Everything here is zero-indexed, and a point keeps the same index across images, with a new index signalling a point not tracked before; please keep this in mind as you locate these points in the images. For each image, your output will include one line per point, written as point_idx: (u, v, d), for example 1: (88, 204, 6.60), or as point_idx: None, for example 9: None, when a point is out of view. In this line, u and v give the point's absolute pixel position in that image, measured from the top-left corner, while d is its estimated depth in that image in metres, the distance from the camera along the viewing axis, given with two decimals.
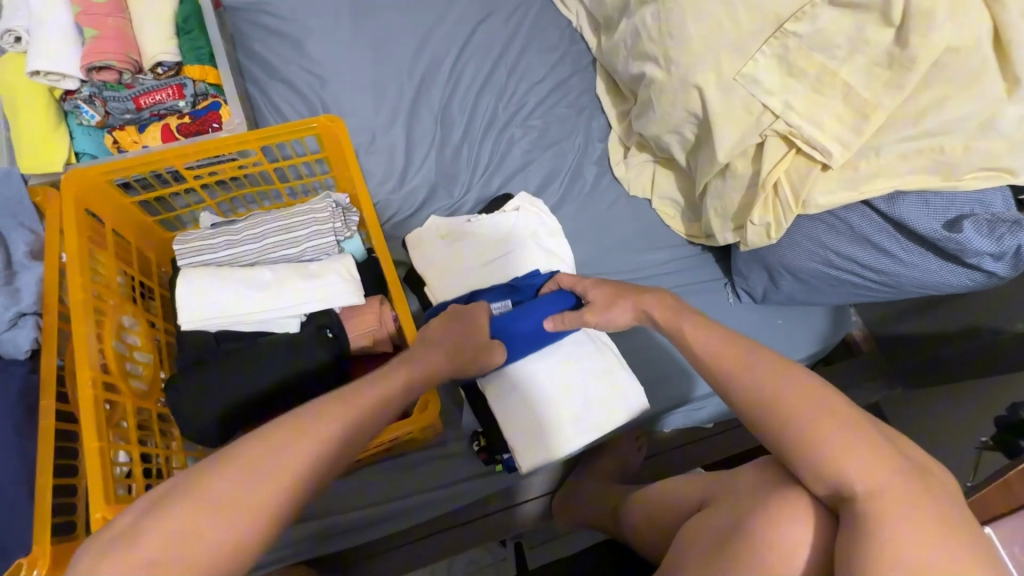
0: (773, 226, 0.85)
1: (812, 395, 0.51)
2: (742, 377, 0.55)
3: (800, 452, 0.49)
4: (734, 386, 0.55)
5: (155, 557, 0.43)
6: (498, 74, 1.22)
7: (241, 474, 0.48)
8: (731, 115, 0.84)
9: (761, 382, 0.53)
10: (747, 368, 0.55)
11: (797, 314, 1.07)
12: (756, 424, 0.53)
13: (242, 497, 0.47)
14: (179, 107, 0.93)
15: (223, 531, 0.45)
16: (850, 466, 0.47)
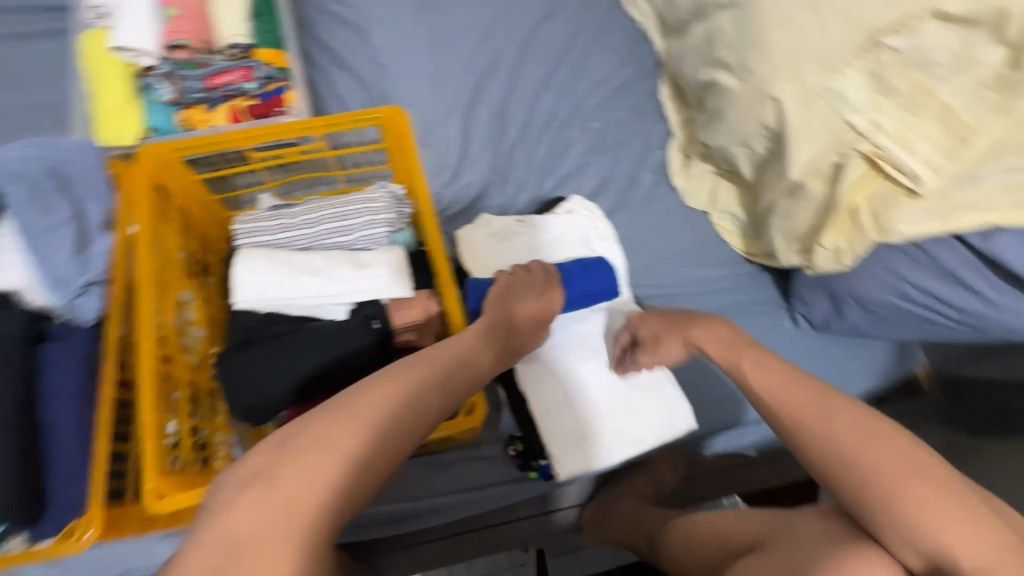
0: (845, 252, 0.80)
1: (902, 454, 0.53)
2: (827, 432, 0.55)
3: (895, 522, 0.52)
4: (818, 438, 0.56)
5: (284, 498, 0.47)
6: (559, 73, 1.19)
7: (342, 423, 0.52)
8: (810, 131, 0.79)
9: None
10: (831, 420, 0.56)
11: (858, 345, 1.01)
12: None
13: (343, 436, 0.51)
14: (247, 89, 0.93)
15: (332, 472, 0.49)
16: (945, 536, 0.49)
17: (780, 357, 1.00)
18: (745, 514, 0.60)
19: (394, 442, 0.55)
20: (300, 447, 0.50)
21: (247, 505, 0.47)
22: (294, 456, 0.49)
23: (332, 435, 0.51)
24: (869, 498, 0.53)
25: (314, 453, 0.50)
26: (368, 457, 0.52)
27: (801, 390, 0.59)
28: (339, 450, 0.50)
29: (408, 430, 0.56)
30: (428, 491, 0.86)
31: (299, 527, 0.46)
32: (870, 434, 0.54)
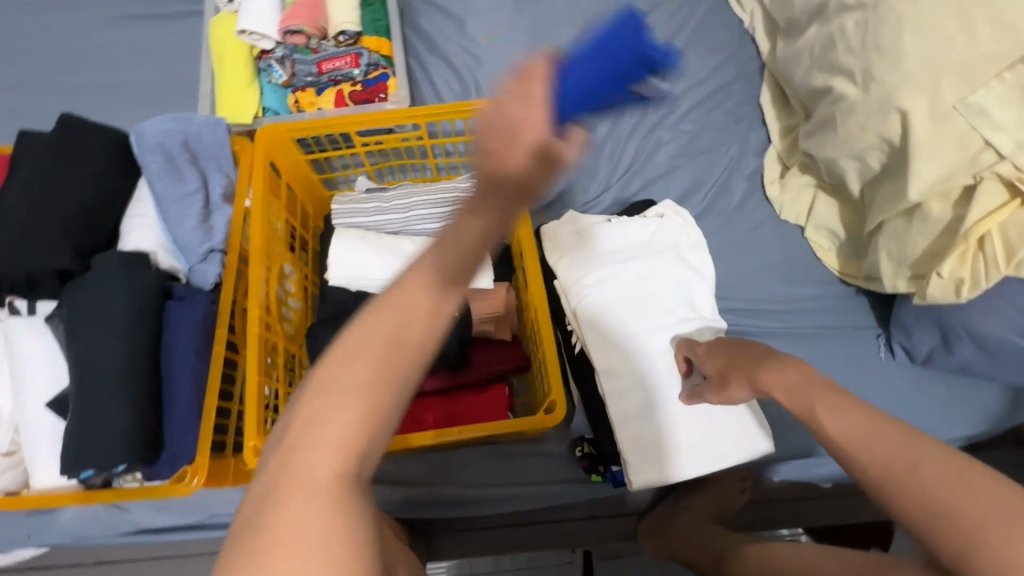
0: (967, 283, 0.73)
1: (1007, 504, 0.42)
2: (914, 477, 0.46)
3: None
4: (901, 488, 0.46)
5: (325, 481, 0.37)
6: (655, 71, 1.16)
7: (330, 391, 0.37)
8: (940, 148, 0.73)
9: (939, 484, 0.44)
10: (918, 468, 0.46)
11: (964, 386, 0.92)
12: (929, 535, 0.44)
13: (342, 407, 0.37)
14: (353, 75, 0.98)
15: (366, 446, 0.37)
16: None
17: (871, 388, 0.93)
18: (830, 553, 0.57)
19: (390, 412, 0.37)
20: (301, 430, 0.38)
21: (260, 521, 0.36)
22: (298, 443, 0.37)
23: (325, 413, 0.37)
24: (971, 555, 0.42)
25: (316, 441, 0.37)
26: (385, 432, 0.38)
27: (884, 431, 0.49)
28: (345, 431, 0.37)
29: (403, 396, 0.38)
30: (492, 479, 0.87)
31: (339, 519, 0.36)
32: (971, 476, 0.44)
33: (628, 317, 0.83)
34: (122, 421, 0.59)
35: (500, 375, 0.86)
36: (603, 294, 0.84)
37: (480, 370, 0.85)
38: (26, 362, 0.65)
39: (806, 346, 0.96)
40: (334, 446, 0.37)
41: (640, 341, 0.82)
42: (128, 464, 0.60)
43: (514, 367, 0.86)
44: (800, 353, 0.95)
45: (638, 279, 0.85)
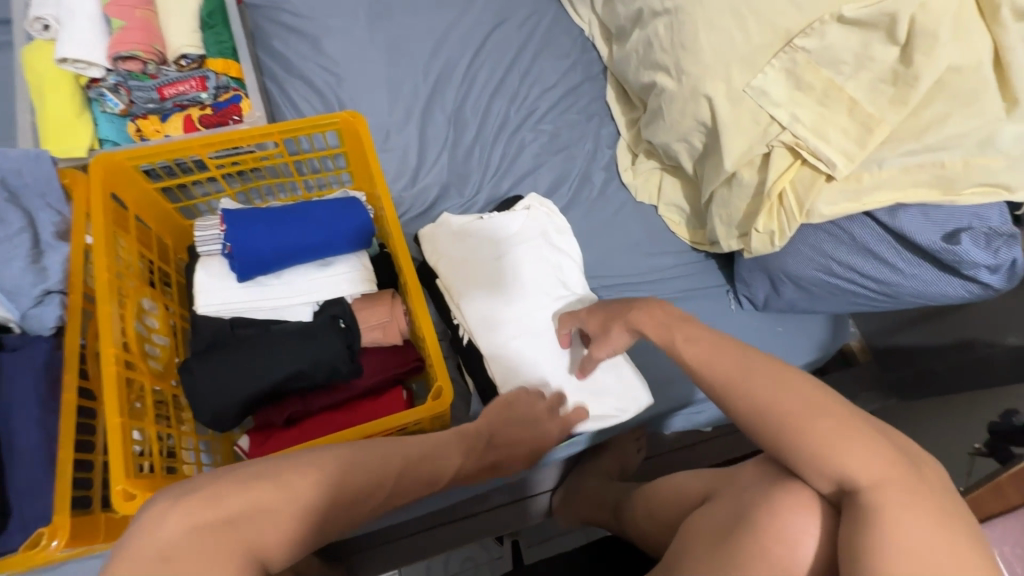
0: (777, 234, 0.87)
1: (808, 396, 0.51)
2: (742, 385, 0.53)
3: (802, 449, 0.49)
4: (734, 392, 0.54)
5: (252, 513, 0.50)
6: (511, 78, 1.25)
7: (309, 460, 0.56)
8: (738, 124, 0.86)
9: (765, 386, 0.52)
10: (751, 375, 0.54)
11: (798, 323, 1.09)
12: (760, 433, 0.52)
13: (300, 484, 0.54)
14: (201, 99, 0.94)
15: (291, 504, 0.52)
16: (853, 458, 0.47)
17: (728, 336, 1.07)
18: (698, 474, 0.65)
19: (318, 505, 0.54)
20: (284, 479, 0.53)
21: (202, 511, 0.49)
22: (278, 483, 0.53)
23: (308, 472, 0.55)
24: (783, 437, 0.50)
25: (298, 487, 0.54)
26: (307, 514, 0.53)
27: (718, 355, 0.57)
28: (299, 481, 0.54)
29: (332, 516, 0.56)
30: None
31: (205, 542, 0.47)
32: (785, 380, 0.52)
33: (513, 309, 0.90)
34: None
35: (395, 380, 0.87)
36: (486, 290, 0.90)
37: (374, 377, 0.85)
38: None
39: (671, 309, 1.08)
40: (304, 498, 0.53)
41: (526, 328, 0.89)
42: None
43: (408, 369, 0.87)
44: None
45: (518, 270, 0.92)
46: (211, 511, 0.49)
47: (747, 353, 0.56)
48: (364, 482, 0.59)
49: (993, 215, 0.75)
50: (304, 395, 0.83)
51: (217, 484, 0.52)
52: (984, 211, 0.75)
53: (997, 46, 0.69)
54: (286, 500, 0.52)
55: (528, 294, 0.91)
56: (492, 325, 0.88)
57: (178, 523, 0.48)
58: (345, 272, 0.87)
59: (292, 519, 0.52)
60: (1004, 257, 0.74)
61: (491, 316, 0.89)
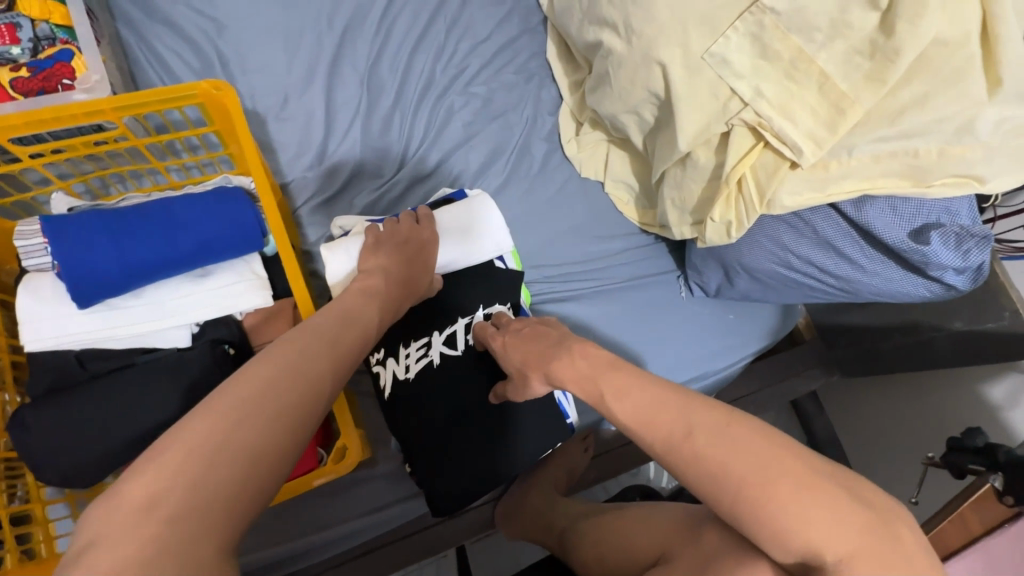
0: (734, 225, 0.78)
1: (764, 455, 0.42)
2: (689, 443, 0.45)
3: (760, 521, 0.41)
4: (682, 453, 0.45)
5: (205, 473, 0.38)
6: (436, 28, 1.05)
7: (250, 372, 0.45)
8: (696, 99, 0.75)
9: (714, 445, 0.43)
10: (693, 432, 0.45)
11: (748, 309, 1.04)
12: (708, 500, 0.44)
13: (238, 399, 0.42)
14: (12, 55, 0.72)
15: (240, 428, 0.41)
16: (818, 530, 0.39)
17: (675, 325, 1.01)
18: (648, 519, 0.58)
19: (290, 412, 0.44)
20: (181, 460, 0.38)
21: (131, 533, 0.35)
22: (157, 482, 0.37)
23: (213, 420, 0.41)
24: (740, 510, 0.42)
25: (176, 458, 0.38)
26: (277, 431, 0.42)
27: (669, 403, 0.48)
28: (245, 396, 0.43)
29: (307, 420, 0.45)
30: (322, 522, 0.81)
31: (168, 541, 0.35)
32: (734, 433, 0.44)
33: (443, 342, 0.73)
34: None
35: None
36: None
37: None
38: None
39: (617, 301, 1.00)
40: (212, 471, 0.38)
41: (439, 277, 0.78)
42: None
43: None
44: (612, 308, 0.99)
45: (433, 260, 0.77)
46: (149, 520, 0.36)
47: (701, 395, 0.48)
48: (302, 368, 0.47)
49: (963, 210, 0.70)
50: None
51: (126, 505, 0.37)
52: (954, 206, 0.69)
53: (986, 16, 0.60)
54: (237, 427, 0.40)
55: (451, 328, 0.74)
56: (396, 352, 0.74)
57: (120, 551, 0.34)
58: (228, 283, 0.70)
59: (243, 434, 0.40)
60: (973, 259, 0.69)
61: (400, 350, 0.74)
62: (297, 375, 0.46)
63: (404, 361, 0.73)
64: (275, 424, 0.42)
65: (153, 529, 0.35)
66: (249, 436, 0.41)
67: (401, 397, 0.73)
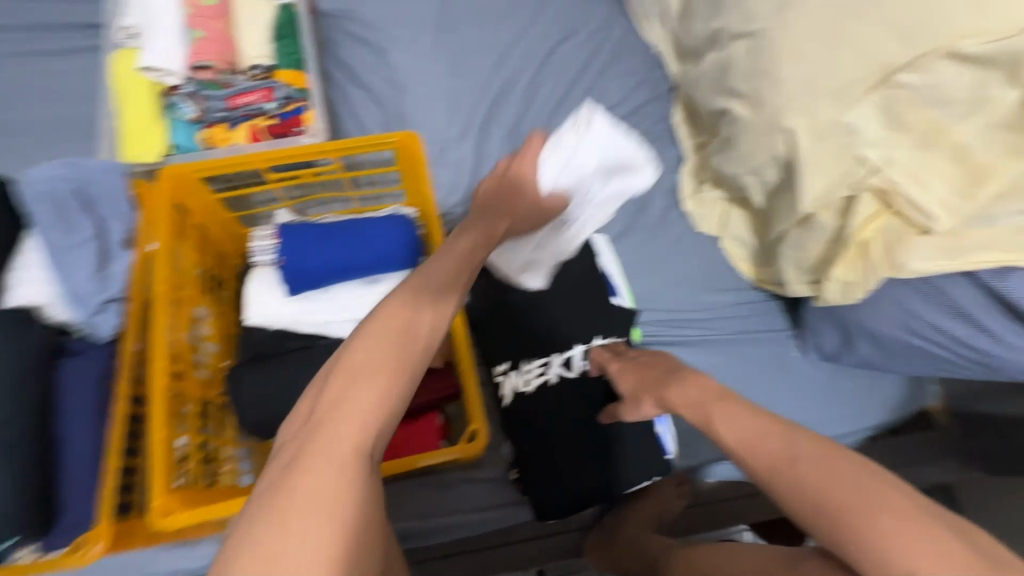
0: (857, 285, 0.79)
1: (864, 484, 0.46)
2: (792, 469, 0.49)
3: (862, 547, 0.44)
4: (784, 479, 0.50)
5: (331, 426, 0.49)
6: (574, 95, 1.21)
7: (360, 343, 0.53)
8: (823, 164, 0.79)
9: (816, 472, 0.48)
10: (796, 460, 0.50)
11: (868, 379, 1.00)
12: (808, 524, 0.48)
13: (354, 360, 0.52)
14: (268, 109, 0.97)
15: (356, 389, 0.50)
16: (923, 561, 0.41)
17: (786, 384, 1.00)
18: (746, 555, 0.59)
19: (393, 371, 0.52)
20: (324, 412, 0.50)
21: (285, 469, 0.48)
22: (306, 425, 0.50)
23: (339, 384, 0.51)
24: (841, 535, 0.45)
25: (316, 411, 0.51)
26: (381, 392, 0.51)
27: (771, 432, 0.53)
28: (358, 362, 0.52)
29: (408, 372, 0.53)
30: (434, 511, 0.87)
31: (310, 479, 0.47)
32: (837, 464, 0.48)
33: (561, 364, 0.83)
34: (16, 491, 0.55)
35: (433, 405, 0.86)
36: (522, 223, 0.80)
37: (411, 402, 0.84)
38: None
39: (725, 352, 1.01)
40: (340, 423, 0.49)
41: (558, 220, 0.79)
42: (19, 536, 0.56)
43: (446, 395, 0.86)
44: (720, 358, 1.01)
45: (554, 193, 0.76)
46: (299, 460, 0.48)
47: (802, 429, 0.53)
48: (397, 337, 0.53)
49: None
50: None
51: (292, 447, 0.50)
52: None
53: None
54: (351, 389, 0.50)
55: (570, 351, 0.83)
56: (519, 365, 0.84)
57: (278, 485, 0.47)
58: (392, 290, 0.85)
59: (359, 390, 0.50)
60: None
61: (523, 365, 0.83)
62: (392, 336, 0.53)
63: (525, 375, 0.83)
64: (378, 383, 0.51)
65: (341, 460, 0.48)
66: (400, 381, 0.52)
67: (519, 406, 0.82)
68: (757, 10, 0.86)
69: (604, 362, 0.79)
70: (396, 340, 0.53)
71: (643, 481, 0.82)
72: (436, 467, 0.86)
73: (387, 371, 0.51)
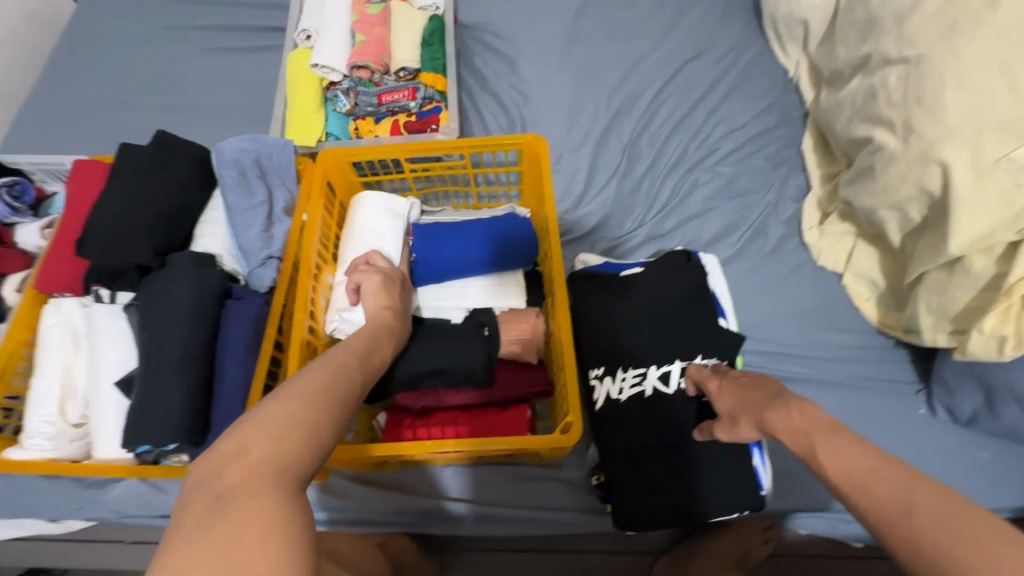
0: (1011, 341, 0.71)
1: (993, 546, 0.41)
2: (908, 520, 0.45)
3: None
4: (898, 528, 0.46)
5: (265, 457, 0.41)
6: (696, 114, 1.20)
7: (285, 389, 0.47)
8: (982, 204, 0.72)
9: (937, 525, 0.44)
10: (913, 510, 0.46)
11: (1012, 452, 0.87)
12: None
13: (288, 398, 0.45)
14: (409, 106, 1.08)
15: (290, 416, 0.44)
16: None
17: (905, 445, 0.90)
18: None
19: (334, 405, 0.47)
20: (255, 444, 0.42)
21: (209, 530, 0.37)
22: (227, 476, 0.40)
23: (270, 417, 0.44)
24: None
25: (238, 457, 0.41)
26: (322, 421, 0.45)
27: (888, 476, 0.49)
28: (293, 399, 0.45)
29: (341, 409, 0.48)
30: (511, 500, 0.89)
31: (253, 522, 0.37)
32: (963, 525, 0.43)
33: (658, 377, 0.82)
34: (182, 402, 0.65)
35: (523, 399, 0.89)
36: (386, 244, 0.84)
37: (506, 391, 0.88)
38: (98, 348, 0.71)
39: (836, 396, 0.94)
40: (278, 452, 0.42)
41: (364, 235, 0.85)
42: (177, 443, 0.66)
43: (537, 391, 0.88)
44: (828, 402, 0.93)
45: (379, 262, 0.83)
46: (221, 513, 0.38)
47: (927, 479, 0.48)
48: (325, 378, 0.49)
49: None
50: (439, 391, 0.87)
51: (206, 510, 0.38)
52: None
53: None
54: (287, 416, 0.44)
55: (669, 368, 0.82)
56: (616, 376, 0.84)
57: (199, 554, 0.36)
58: (498, 284, 0.91)
59: (299, 412, 0.44)
60: None
61: (620, 376, 0.84)
62: (321, 377, 0.49)
63: (619, 383, 0.84)
64: (318, 405, 0.46)
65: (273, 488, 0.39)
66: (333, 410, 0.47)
67: (611, 414, 0.83)
68: (918, 36, 0.81)
69: (705, 378, 0.75)
70: (323, 383, 0.49)
71: (731, 512, 0.78)
72: (521, 458, 0.88)
73: (321, 405, 0.46)
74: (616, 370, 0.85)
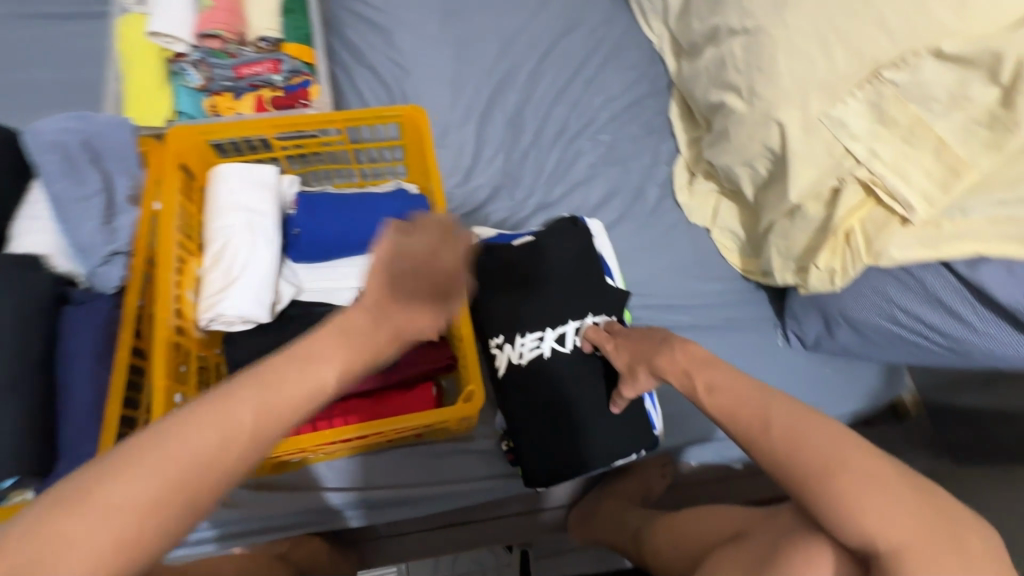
0: (839, 273, 0.84)
1: (829, 445, 0.50)
2: (764, 435, 0.52)
3: (820, 501, 0.49)
4: (757, 443, 0.53)
5: (114, 526, 0.38)
6: (574, 85, 1.24)
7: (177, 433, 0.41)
8: (811, 156, 0.83)
9: (787, 435, 0.51)
10: (768, 427, 0.52)
11: (848, 366, 1.04)
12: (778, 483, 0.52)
13: (169, 456, 0.40)
14: (274, 81, 0.98)
15: (156, 486, 0.39)
16: (869, 516, 0.47)
17: (770, 373, 1.03)
18: (729, 513, 0.69)
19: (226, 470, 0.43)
20: (111, 501, 0.38)
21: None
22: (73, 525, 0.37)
23: (140, 472, 0.39)
24: (805, 494, 0.49)
25: (92, 504, 0.38)
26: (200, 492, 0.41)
27: (749, 399, 0.55)
28: (173, 458, 0.40)
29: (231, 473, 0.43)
30: (425, 479, 0.88)
31: None
32: (808, 432, 0.51)
33: (555, 339, 0.85)
34: None
35: (426, 375, 0.87)
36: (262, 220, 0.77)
37: (407, 370, 0.85)
38: None
39: (712, 337, 1.04)
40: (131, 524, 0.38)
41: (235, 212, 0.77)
42: None
43: (438, 366, 0.86)
44: (706, 344, 1.04)
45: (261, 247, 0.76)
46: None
47: (781, 396, 0.55)
48: (229, 434, 0.42)
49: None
50: None
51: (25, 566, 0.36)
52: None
53: None
54: (155, 482, 0.39)
55: (564, 329, 0.85)
56: (516, 342, 0.86)
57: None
58: None
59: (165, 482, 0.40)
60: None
61: (520, 342, 0.85)
62: (218, 432, 0.42)
63: (520, 348, 0.85)
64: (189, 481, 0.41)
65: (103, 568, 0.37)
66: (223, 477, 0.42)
67: (515, 380, 0.85)
68: (755, 8, 0.90)
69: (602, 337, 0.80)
70: (223, 438, 0.42)
71: (630, 454, 0.84)
72: (430, 436, 0.88)
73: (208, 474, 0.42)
74: (517, 337, 0.86)
